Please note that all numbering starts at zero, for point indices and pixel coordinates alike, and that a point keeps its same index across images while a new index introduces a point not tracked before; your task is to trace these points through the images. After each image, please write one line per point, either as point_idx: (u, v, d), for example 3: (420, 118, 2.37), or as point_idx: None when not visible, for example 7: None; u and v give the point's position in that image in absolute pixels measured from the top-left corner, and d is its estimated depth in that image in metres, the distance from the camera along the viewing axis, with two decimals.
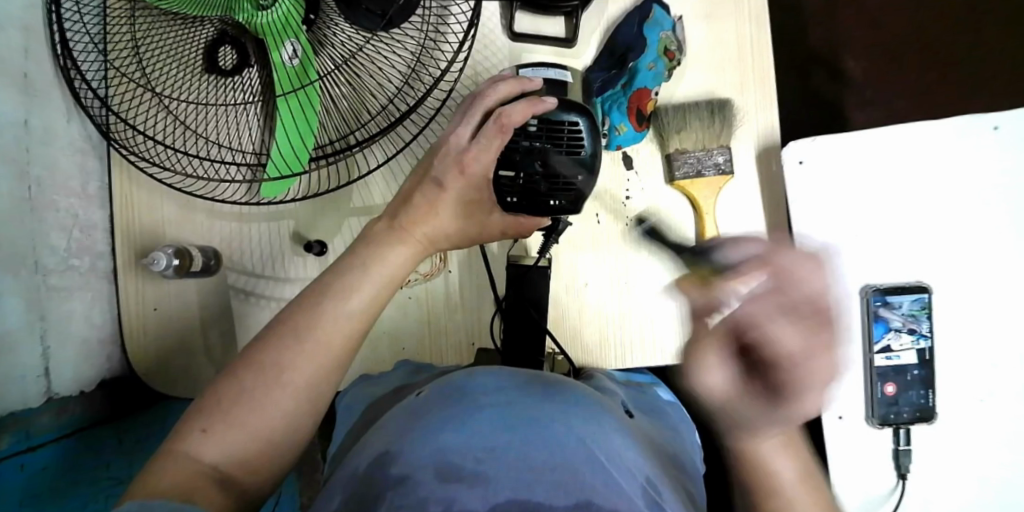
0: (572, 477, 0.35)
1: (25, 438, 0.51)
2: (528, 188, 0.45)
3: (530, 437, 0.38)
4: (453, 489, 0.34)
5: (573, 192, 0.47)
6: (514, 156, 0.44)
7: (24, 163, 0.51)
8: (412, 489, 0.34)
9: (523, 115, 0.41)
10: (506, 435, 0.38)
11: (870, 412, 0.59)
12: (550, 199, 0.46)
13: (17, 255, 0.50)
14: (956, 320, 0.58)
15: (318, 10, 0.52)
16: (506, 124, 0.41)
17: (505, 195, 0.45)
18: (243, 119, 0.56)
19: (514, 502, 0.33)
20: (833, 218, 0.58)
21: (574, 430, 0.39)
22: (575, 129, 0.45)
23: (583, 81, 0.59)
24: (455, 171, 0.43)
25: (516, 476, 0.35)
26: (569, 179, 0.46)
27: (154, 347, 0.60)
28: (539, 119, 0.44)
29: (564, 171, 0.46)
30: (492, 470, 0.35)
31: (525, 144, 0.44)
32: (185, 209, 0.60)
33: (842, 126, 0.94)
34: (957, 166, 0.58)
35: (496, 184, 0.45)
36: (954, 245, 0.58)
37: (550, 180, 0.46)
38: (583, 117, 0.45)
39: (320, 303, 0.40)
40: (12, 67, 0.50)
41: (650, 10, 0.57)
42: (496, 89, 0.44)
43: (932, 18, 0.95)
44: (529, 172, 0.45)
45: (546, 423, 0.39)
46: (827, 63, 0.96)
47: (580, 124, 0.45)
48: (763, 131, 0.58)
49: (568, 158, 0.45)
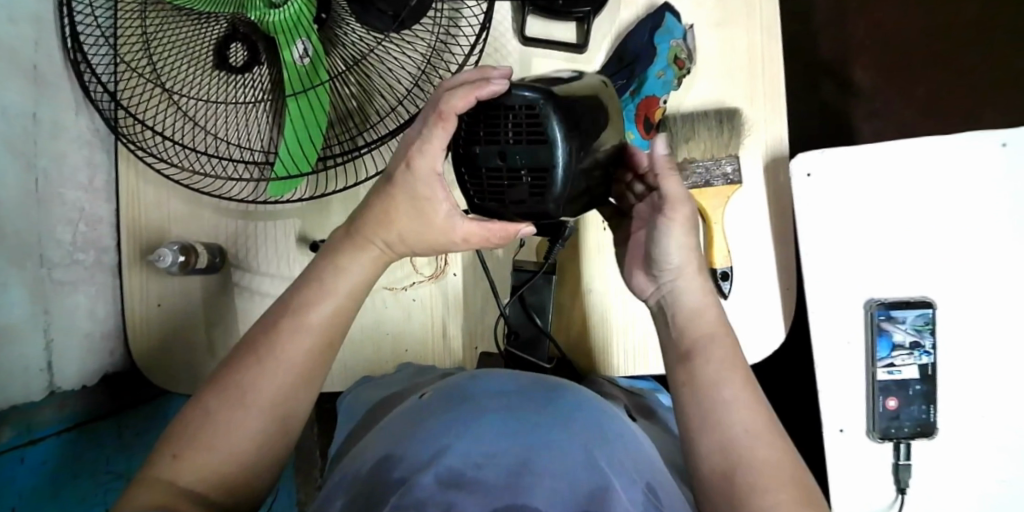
0: (570, 484, 0.35)
1: (25, 431, 0.51)
2: (495, 190, 0.33)
3: (531, 442, 0.37)
4: (455, 494, 0.33)
5: (545, 193, 0.32)
6: (467, 149, 0.33)
7: (31, 157, 0.51)
8: (410, 491, 0.34)
9: (463, 99, 0.33)
10: (507, 442, 0.38)
11: (871, 425, 0.59)
12: (519, 201, 0.33)
13: (22, 247, 0.50)
14: (959, 335, 0.58)
15: (330, 9, 0.52)
16: (445, 113, 0.34)
17: (470, 195, 0.35)
18: (251, 116, 0.56)
19: (510, 507, 0.32)
20: (840, 230, 0.58)
21: (574, 437, 0.39)
22: (535, 113, 0.31)
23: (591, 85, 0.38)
24: (405, 161, 0.38)
25: (516, 482, 0.34)
26: (535, 176, 0.32)
27: (157, 342, 0.60)
28: (489, 106, 0.32)
29: (526, 167, 0.32)
30: (491, 475, 0.35)
31: (481, 134, 0.33)
32: (191, 205, 0.60)
33: (849, 135, 0.94)
34: (964, 181, 0.58)
35: (460, 181, 0.35)
36: (960, 261, 0.58)
37: (514, 178, 0.32)
38: (541, 97, 0.31)
39: None
40: (22, 59, 0.50)
41: (662, 18, 0.57)
42: (451, 78, 0.38)
43: (942, 28, 0.95)
44: (489, 170, 0.33)
45: (547, 430, 0.39)
46: (836, 72, 0.96)
47: (538, 105, 0.31)
48: (773, 140, 0.58)
49: (524, 150, 0.31)
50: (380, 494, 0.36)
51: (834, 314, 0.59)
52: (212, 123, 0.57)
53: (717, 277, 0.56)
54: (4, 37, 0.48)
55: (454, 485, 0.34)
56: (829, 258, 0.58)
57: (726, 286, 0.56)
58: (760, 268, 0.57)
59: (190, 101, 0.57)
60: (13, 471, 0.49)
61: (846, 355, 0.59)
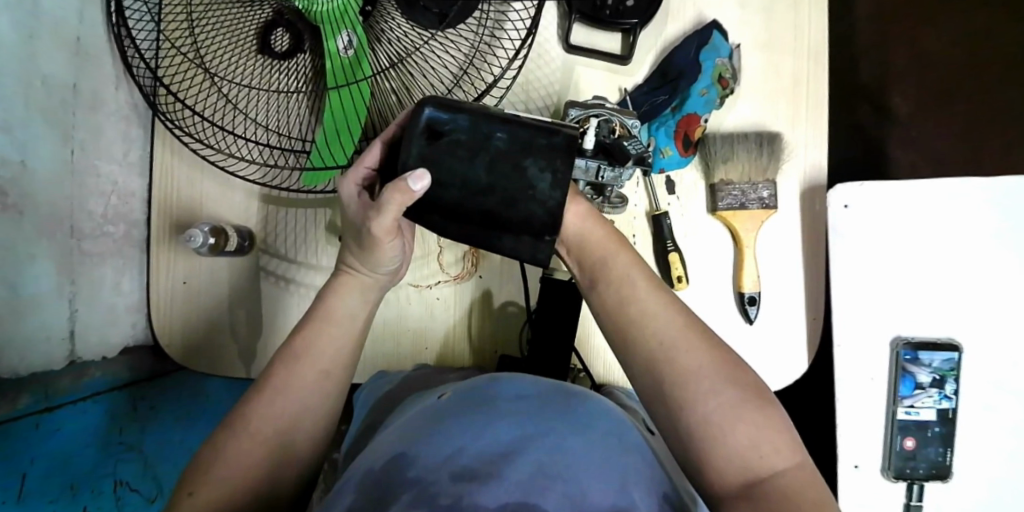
0: (578, 489, 0.34)
1: (42, 399, 0.52)
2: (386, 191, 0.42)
3: (548, 447, 0.37)
4: (463, 487, 0.34)
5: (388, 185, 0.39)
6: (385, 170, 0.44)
7: (69, 127, 0.51)
8: (425, 487, 0.34)
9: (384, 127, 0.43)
10: (520, 441, 0.37)
11: (886, 464, 0.59)
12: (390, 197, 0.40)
13: (53, 217, 0.50)
14: (981, 380, 0.58)
15: (375, 2, 0.52)
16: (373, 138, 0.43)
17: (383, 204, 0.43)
18: (289, 104, 0.57)
19: (520, 505, 0.33)
20: (872, 265, 0.57)
21: (589, 443, 0.38)
22: (416, 122, 0.37)
23: (539, 132, 0.38)
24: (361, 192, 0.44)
25: (525, 483, 0.34)
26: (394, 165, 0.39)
27: (178, 320, 0.60)
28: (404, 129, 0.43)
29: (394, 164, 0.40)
30: (501, 470, 0.35)
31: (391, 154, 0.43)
32: (223, 185, 0.60)
33: (883, 164, 0.93)
34: (1004, 225, 0.56)
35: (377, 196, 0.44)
36: (993, 306, 0.57)
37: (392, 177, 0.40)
38: (428, 110, 0.37)
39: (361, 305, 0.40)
40: (65, 30, 0.50)
41: (709, 35, 0.57)
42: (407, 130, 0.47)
43: (985, 63, 0.93)
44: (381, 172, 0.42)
45: (560, 433, 0.38)
46: (875, 99, 0.94)
47: (422, 116, 0.37)
48: (811, 168, 0.57)
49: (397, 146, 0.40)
50: (389, 491, 0.35)
51: (860, 350, 0.58)
52: (250, 107, 0.57)
53: (744, 303, 0.56)
54: (49, 6, 0.48)
55: (465, 479, 0.34)
56: (859, 293, 0.57)
57: (753, 312, 0.56)
58: (789, 297, 0.57)
59: (229, 84, 0.57)
60: (30, 437, 0.50)
61: (868, 392, 0.58)
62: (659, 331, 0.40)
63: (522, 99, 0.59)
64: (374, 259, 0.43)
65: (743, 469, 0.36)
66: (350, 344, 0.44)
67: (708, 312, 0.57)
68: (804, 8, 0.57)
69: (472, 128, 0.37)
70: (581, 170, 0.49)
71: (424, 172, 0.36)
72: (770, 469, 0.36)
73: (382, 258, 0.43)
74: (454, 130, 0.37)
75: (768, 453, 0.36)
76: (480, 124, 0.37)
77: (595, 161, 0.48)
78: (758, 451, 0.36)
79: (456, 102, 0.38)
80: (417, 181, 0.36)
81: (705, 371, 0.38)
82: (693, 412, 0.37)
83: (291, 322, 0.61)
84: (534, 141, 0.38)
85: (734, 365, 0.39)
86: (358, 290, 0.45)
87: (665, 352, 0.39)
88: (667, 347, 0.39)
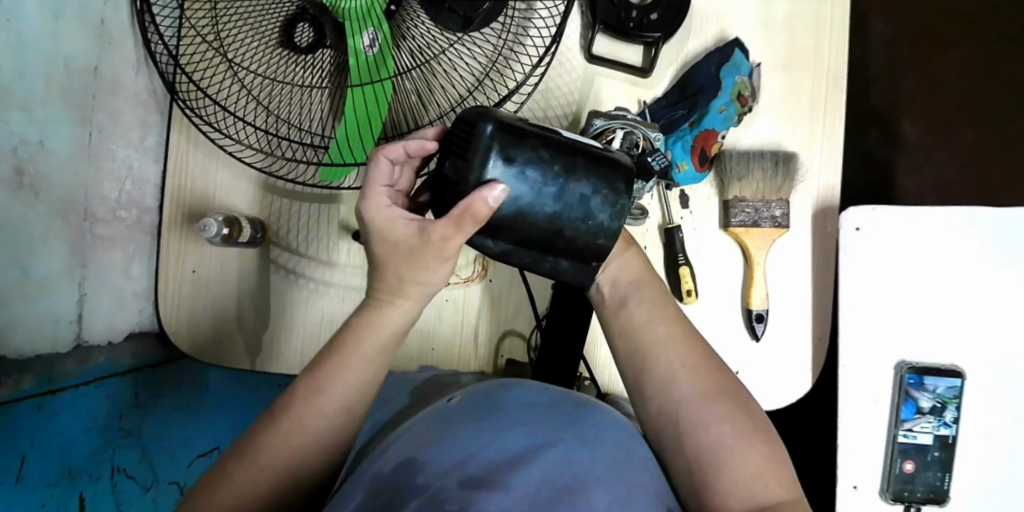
0: (587, 499, 0.34)
1: (46, 380, 0.51)
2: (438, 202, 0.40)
3: (555, 455, 0.37)
4: (474, 494, 0.33)
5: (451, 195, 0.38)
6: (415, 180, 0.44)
7: (88, 110, 0.51)
8: (434, 493, 0.34)
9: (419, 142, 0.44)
10: (531, 451, 0.37)
11: (885, 486, 0.59)
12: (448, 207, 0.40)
13: (68, 198, 0.50)
14: (981, 408, 0.59)
15: (401, 2, 0.53)
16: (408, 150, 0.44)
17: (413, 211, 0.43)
18: (309, 98, 0.57)
19: None
20: (880, 290, 0.58)
21: (599, 455, 0.38)
22: (483, 141, 0.37)
23: (595, 153, 0.40)
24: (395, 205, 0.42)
25: (535, 493, 0.33)
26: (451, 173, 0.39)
27: (185, 308, 0.60)
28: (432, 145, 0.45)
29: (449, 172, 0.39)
30: (511, 479, 0.34)
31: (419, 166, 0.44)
32: (238, 176, 0.60)
33: (890, 189, 0.94)
34: (1012, 258, 0.57)
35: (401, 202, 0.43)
36: (997, 336, 0.58)
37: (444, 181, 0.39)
38: (495, 129, 0.36)
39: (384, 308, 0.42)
40: (89, 12, 0.50)
41: (730, 53, 0.57)
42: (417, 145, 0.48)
43: (996, 95, 0.95)
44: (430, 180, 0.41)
45: (570, 444, 0.38)
46: (885, 125, 0.95)
47: (489, 135, 0.36)
48: (823, 190, 0.58)
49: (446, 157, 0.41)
50: (399, 495, 0.35)
51: (864, 372, 0.59)
52: (269, 99, 0.57)
53: (752, 319, 0.56)
54: None
55: (475, 487, 0.34)
56: (866, 317, 0.58)
57: (761, 328, 0.56)
58: (797, 316, 0.57)
59: (249, 75, 0.57)
60: (31, 419, 0.49)
61: (870, 414, 0.59)
62: (678, 356, 0.42)
63: (541, 106, 0.60)
64: (417, 273, 0.42)
65: (747, 496, 0.37)
66: (375, 355, 0.43)
67: (716, 327, 0.58)
68: (827, 30, 0.58)
69: (536, 150, 0.38)
70: None
71: (496, 182, 0.36)
72: (769, 496, 0.37)
73: (416, 272, 0.42)
74: (519, 152, 0.37)
75: (768, 479, 0.38)
76: (544, 147, 0.38)
77: None
78: (759, 480, 0.38)
79: (516, 121, 0.38)
80: (493, 196, 0.36)
81: (713, 398, 0.40)
82: (703, 435, 0.39)
83: (299, 316, 0.61)
84: (590, 161, 0.39)
85: (745, 397, 0.41)
86: (403, 310, 0.44)
87: (672, 375, 0.41)
88: (679, 370, 0.41)
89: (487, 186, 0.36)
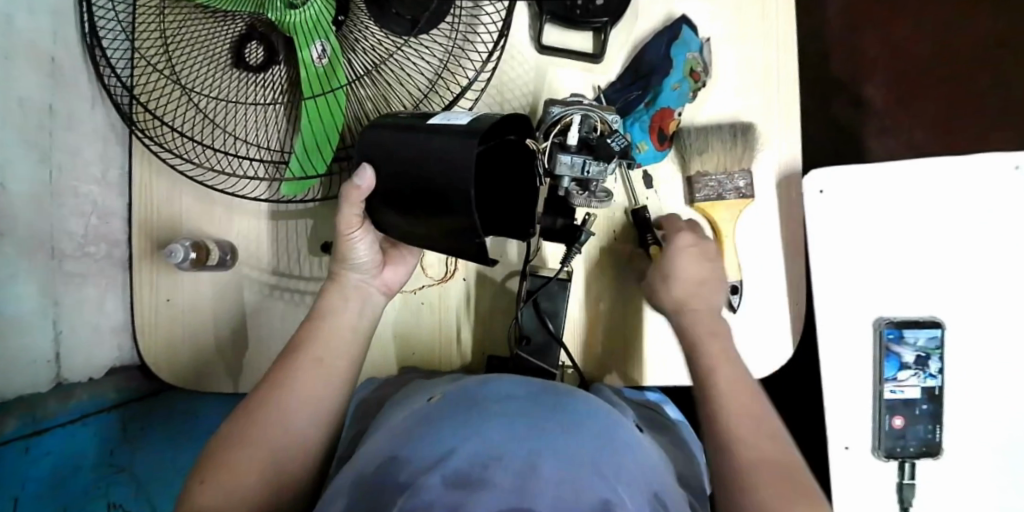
0: (573, 485, 0.33)
1: (30, 422, 0.51)
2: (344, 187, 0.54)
3: (538, 445, 0.36)
4: (461, 493, 0.32)
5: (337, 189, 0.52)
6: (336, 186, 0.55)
7: (46, 148, 0.51)
8: (419, 493, 0.32)
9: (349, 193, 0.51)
10: (514, 444, 0.36)
11: (877, 444, 0.59)
12: None
13: (35, 239, 0.50)
14: (965, 356, 0.59)
15: (347, 11, 0.53)
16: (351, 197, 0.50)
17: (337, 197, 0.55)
18: (267, 116, 0.57)
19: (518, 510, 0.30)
20: (851, 249, 0.58)
21: (583, 443, 0.37)
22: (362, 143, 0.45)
23: (446, 129, 0.40)
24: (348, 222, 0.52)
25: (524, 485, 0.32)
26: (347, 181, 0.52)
27: (163, 337, 0.60)
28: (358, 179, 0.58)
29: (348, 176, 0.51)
30: (496, 474, 0.33)
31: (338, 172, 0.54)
32: (202, 201, 0.60)
33: (861, 152, 0.95)
34: (978, 204, 0.58)
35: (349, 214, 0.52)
36: (972, 284, 0.58)
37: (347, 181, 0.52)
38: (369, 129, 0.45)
39: (325, 319, 0.52)
40: (39, 51, 0.50)
41: (679, 30, 0.58)
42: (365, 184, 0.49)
43: (956, 49, 0.95)
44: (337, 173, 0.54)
45: (554, 435, 0.37)
46: (849, 90, 0.96)
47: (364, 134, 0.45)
48: (785, 156, 0.58)
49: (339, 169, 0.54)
50: (383, 496, 0.34)
51: (845, 332, 0.59)
52: (227, 120, 0.57)
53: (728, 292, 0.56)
54: (24, 28, 0.49)
55: (460, 487, 0.32)
56: (840, 277, 0.58)
57: (736, 300, 0.56)
58: (771, 284, 0.57)
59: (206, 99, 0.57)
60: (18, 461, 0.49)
61: (854, 373, 0.59)
62: None
63: (496, 101, 0.60)
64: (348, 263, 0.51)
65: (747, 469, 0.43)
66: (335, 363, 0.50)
67: None
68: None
69: (394, 139, 0.43)
70: (564, 163, 0.48)
71: (365, 163, 0.44)
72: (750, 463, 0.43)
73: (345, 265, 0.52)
74: (454, 148, 0.39)
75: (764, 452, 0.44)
76: (402, 133, 0.42)
77: (580, 157, 0.48)
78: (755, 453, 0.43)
79: (396, 118, 0.44)
80: (362, 176, 0.43)
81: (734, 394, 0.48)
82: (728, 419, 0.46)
83: (275, 334, 0.61)
84: (441, 138, 0.40)
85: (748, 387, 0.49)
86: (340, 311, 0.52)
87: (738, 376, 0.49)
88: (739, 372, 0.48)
89: (360, 168, 0.44)
